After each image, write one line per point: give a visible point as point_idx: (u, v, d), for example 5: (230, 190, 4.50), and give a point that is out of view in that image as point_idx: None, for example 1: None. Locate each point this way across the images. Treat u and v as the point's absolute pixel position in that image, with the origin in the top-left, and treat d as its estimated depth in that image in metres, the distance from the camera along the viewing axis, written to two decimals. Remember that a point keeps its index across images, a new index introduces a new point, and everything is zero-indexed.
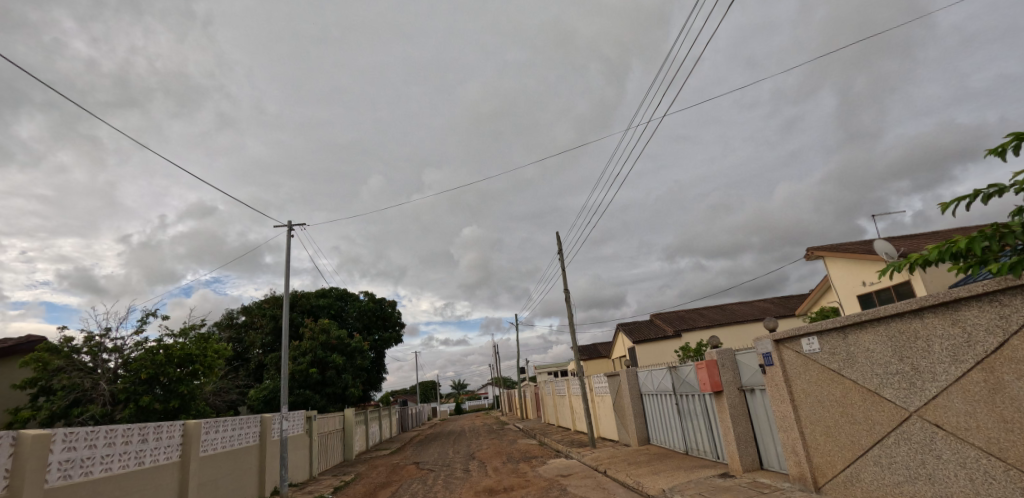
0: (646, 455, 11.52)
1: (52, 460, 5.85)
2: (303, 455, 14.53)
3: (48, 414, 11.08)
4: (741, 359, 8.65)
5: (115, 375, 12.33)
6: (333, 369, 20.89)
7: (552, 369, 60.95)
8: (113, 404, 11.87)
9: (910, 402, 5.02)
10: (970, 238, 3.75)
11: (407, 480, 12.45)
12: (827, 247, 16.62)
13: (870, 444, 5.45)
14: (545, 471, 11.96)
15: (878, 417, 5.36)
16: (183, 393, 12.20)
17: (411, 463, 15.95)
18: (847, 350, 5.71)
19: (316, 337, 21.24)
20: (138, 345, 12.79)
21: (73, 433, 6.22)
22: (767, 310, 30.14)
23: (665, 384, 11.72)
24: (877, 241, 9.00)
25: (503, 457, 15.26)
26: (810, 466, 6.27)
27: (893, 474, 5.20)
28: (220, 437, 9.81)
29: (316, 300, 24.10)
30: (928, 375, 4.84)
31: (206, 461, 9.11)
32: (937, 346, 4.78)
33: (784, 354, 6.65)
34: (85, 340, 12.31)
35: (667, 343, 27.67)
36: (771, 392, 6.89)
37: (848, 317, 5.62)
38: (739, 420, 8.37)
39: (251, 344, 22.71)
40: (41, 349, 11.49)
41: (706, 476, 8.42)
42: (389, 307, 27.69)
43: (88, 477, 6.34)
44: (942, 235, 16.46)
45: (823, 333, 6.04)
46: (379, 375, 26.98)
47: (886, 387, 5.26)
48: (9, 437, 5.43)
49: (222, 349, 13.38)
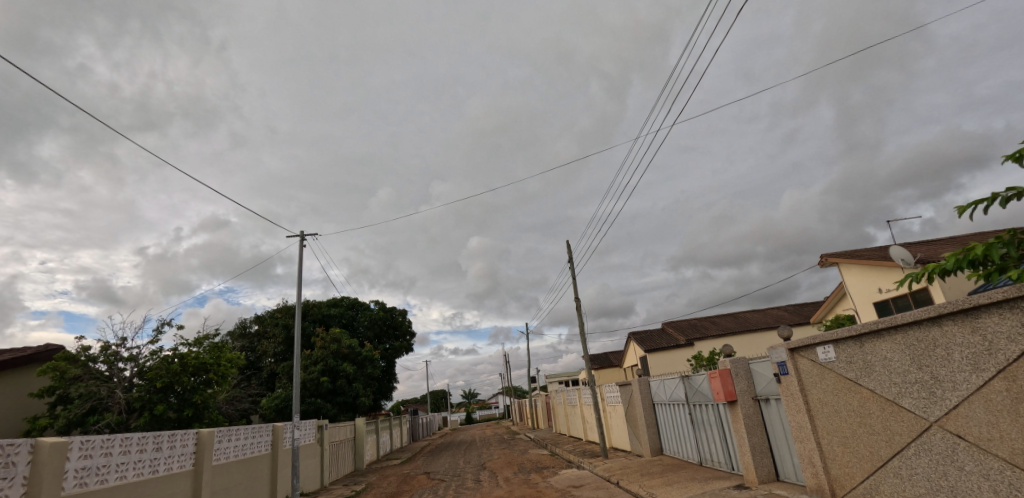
0: (659, 465, 11.39)
1: (69, 468, 5.93)
2: (315, 464, 14.58)
3: (65, 422, 11.18)
4: (755, 369, 8.50)
5: (131, 384, 12.50)
6: (343, 377, 20.96)
7: (562, 378, 60.82)
8: (128, 412, 12.00)
9: (930, 411, 4.92)
10: (988, 245, 3.68)
11: (418, 490, 12.46)
12: (841, 254, 16.39)
13: (890, 455, 5.33)
14: (557, 481, 11.88)
15: (897, 427, 5.25)
16: (196, 403, 12.37)
17: (421, 473, 15.95)
18: (864, 359, 5.61)
19: (327, 346, 21.39)
20: (154, 353, 12.96)
21: (89, 441, 6.29)
22: (780, 319, 29.84)
23: (677, 394, 11.60)
24: (894, 248, 8.86)
25: (515, 467, 15.14)
26: (828, 476, 6.15)
27: (913, 486, 5.08)
28: (233, 446, 9.88)
29: (328, 309, 24.30)
30: (949, 384, 4.73)
31: (220, 469, 9.19)
32: (956, 354, 4.68)
33: (799, 362, 6.58)
34: (102, 349, 12.50)
35: (678, 352, 27.45)
36: (787, 402, 6.79)
37: (864, 326, 5.54)
38: (754, 430, 8.25)
39: (264, 352, 22.92)
40: (58, 358, 11.68)
41: (720, 487, 8.28)
42: (400, 315, 27.72)
43: (103, 484, 6.39)
44: (960, 241, 16.11)
45: (839, 341, 5.97)
46: (389, 384, 27.00)
47: (906, 396, 5.15)
48: (26, 446, 5.53)
49: (235, 358, 13.52)
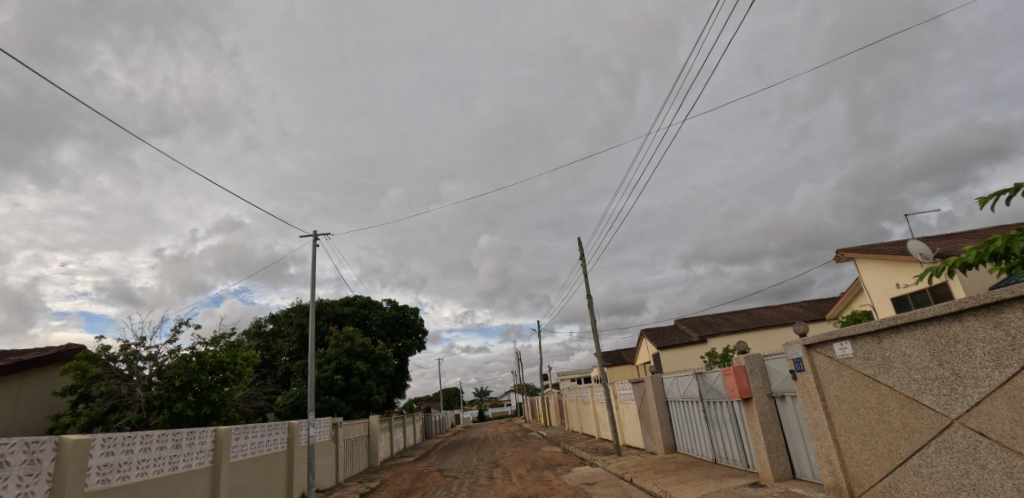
0: (673, 463, 11.33)
1: (92, 464, 6.07)
2: (330, 461, 14.72)
3: (87, 420, 11.41)
4: (771, 365, 8.42)
5: (150, 382, 12.75)
6: (357, 376, 21.13)
7: (574, 376, 60.80)
8: (148, 410, 12.25)
9: (951, 408, 4.83)
10: (1009, 237, 3.60)
11: (432, 487, 12.53)
12: (857, 249, 16.16)
13: (909, 453, 5.25)
14: (570, 478, 11.87)
15: (917, 424, 5.17)
16: (214, 400, 12.58)
17: (435, 470, 16.06)
18: (882, 355, 5.53)
19: (341, 345, 21.60)
20: (171, 353, 13.19)
21: (111, 438, 6.43)
22: (796, 315, 29.48)
23: (691, 391, 11.54)
24: (912, 242, 8.72)
25: (528, 464, 15.16)
26: (845, 475, 6.08)
27: (934, 485, 4.99)
28: (250, 443, 10.02)
29: (342, 308, 24.54)
30: (971, 380, 4.64)
31: (237, 466, 9.33)
32: (978, 350, 4.58)
33: (816, 359, 6.50)
34: (122, 348, 12.75)
35: (691, 349, 27.26)
36: (804, 399, 6.71)
37: (882, 321, 5.45)
38: (769, 428, 8.17)
39: (279, 351, 23.20)
40: (80, 357, 11.91)
41: (735, 485, 8.23)
42: (412, 313, 27.86)
43: (125, 481, 6.53)
44: (981, 234, 15.79)
45: (856, 337, 5.88)
46: (402, 382, 27.18)
47: (926, 393, 5.06)
48: (51, 443, 5.68)
49: (251, 357, 13.72)
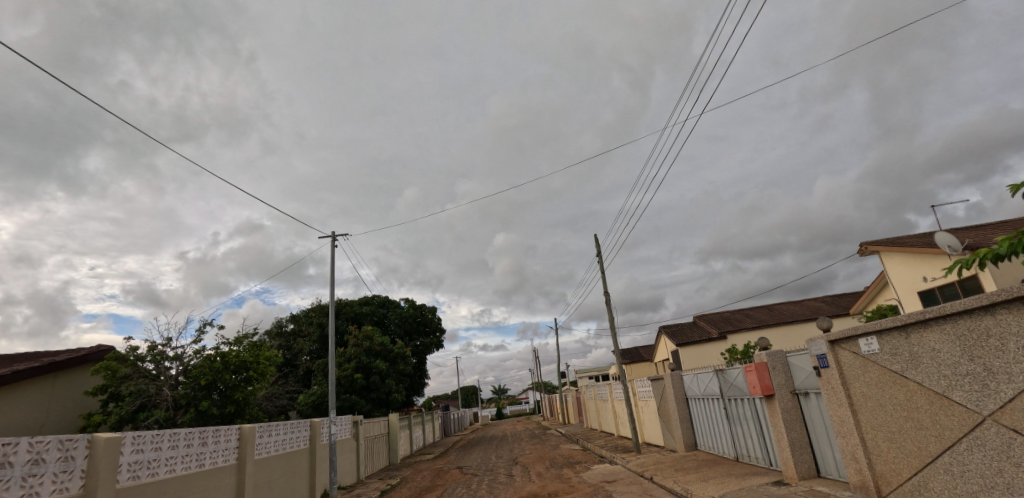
0: (694, 460, 11.21)
1: (123, 461, 6.26)
2: (351, 459, 14.91)
3: (117, 418, 11.75)
4: (794, 362, 8.28)
5: (176, 381, 13.08)
6: (376, 374, 21.36)
7: (592, 374, 60.53)
8: (175, 409, 12.58)
9: (984, 405, 4.69)
10: None
11: (451, 485, 12.60)
12: (881, 241, 15.78)
13: (939, 451, 5.11)
14: (590, 476, 11.82)
15: (947, 422, 5.03)
16: (238, 399, 12.86)
17: (454, 467, 16.17)
18: (910, 350, 5.39)
19: (360, 344, 21.85)
20: (196, 353, 13.50)
21: (140, 436, 6.61)
22: (818, 310, 28.91)
23: (711, 388, 11.40)
24: (939, 234, 8.48)
25: (546, 462, 15.14)
26: (872, 473, 5.94)
27: (966, 483, 4.85)
28: (273, 441, 10.21)
29: (360, 307, 24.81)
30: (1004, 376, 4.50)
31: (261, 464, 9.52)
32: (1012, 344, 4.44)
33: (840, 355, 6.36)
34: (149, 349, 13.10)
35: (710, 345, 26.93)
36: (828, 396, 6.57)
37: (910, 316, 5.31)
38: (793, 425, 8.03)
39: (300, 350, 23.57)
40: (109, 358, 12.25)
41: (758, 483, 8.11)
42: (430, 312, 28.04)
43: (154, 477, 6.70)
44: (1012, 225, 15.29)
45: (882, 332, 5.74)
46: (421, 381, 27.39)
47: (956, 390, 4.93)
48: (84, 440, 5.86)
49: (273, 356, 13.98)
